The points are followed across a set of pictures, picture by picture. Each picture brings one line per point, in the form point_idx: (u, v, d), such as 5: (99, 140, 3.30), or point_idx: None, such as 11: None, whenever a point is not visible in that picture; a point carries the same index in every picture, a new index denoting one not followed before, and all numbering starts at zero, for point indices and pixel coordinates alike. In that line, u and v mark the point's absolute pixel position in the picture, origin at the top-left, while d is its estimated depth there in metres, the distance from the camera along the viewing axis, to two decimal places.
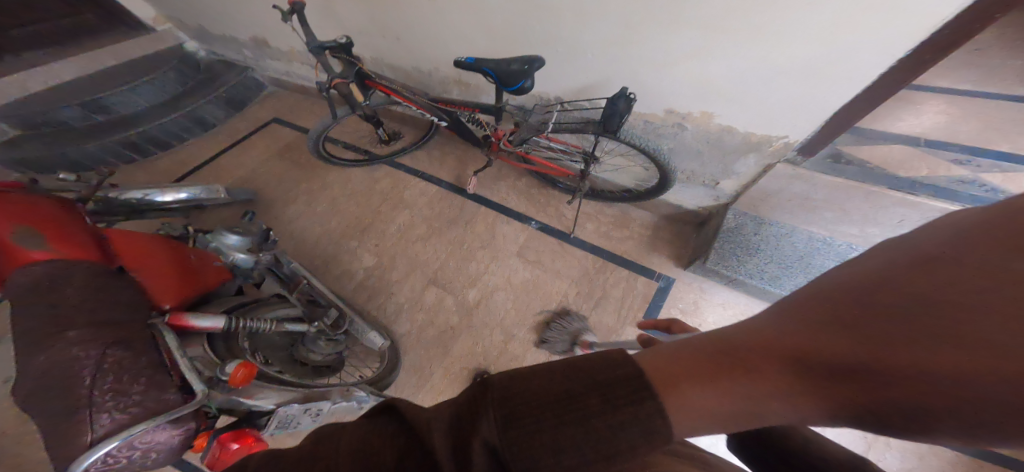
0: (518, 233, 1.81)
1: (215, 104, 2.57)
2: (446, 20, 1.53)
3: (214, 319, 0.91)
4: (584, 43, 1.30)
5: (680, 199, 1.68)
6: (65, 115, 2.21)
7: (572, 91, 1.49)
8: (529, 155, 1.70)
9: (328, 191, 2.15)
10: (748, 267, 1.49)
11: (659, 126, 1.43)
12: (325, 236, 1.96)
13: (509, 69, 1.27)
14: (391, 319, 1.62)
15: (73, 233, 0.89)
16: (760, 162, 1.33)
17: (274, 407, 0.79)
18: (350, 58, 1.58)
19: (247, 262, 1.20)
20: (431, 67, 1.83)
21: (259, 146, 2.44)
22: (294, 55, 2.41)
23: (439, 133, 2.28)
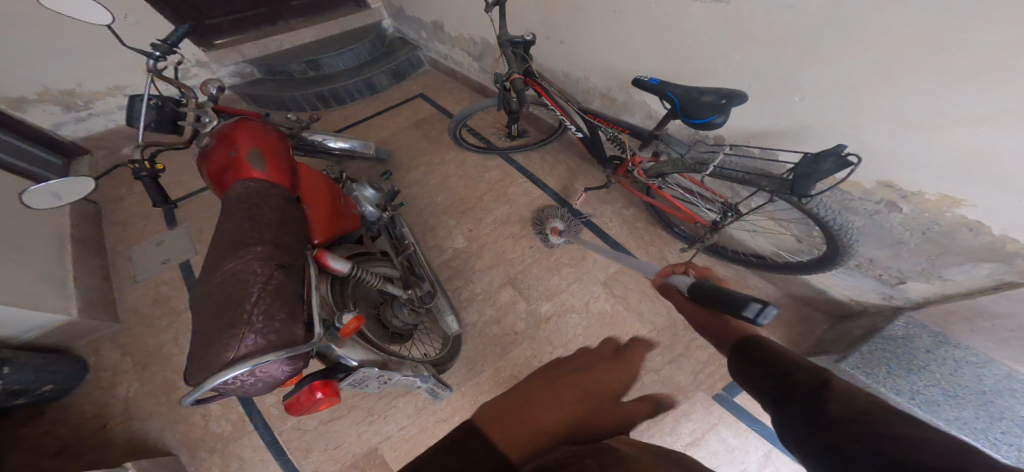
0: (611, 261, 1.69)
1: (386, 75, 2.93)
2: (625, 34, 1.50)
3: (343, 264, 1.04)
4: (799, 82, 1.09)
5: (829, 282, 1.38)
6: (292, 68, 2.84)
7: (743, 135, 1.34)
8: (658, 191, 1.55)
9: (444, 168, 2.31)
10: (899, 384, 1.11)
11: (854, 199, 1.15)
12: (429, 208, 2.11)
13: (701, 100, 1.16)
14: (462, 304, 1.66)
15: (282, 161, 1.10)
16: (994, 275, 0.98)
17: (357, 365, 0.88)
18: (525, 55, 1.69)
19: (372, 215, 1.45)
20: (583, 75, 1.83)
21: (402, 115, 2.75)
22: (459, 41, 2.63)
23: (559, 139, 2.27)
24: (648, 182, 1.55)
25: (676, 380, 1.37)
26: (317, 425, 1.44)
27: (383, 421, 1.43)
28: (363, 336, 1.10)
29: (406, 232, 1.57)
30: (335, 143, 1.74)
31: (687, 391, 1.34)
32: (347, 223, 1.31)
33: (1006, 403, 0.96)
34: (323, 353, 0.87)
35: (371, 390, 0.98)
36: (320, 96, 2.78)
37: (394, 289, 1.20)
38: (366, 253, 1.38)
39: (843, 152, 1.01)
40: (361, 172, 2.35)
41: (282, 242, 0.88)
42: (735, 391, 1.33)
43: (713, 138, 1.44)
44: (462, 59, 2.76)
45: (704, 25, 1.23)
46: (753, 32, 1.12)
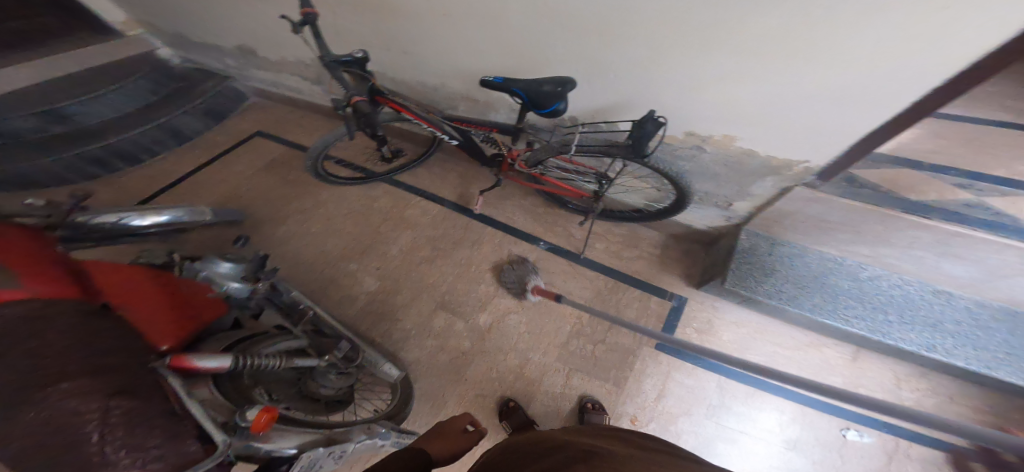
0: (528, 253, 1.78)
1: (192, 116, 2.47)
2: (459, 35, 1.54)
3: (222, 358, 0.84)
4: (610, 65, 1.32)
5: (690, 218, 1.70)
6: (17, 126, 2.03)
7: (589, 112, 1.52)
8: (543, 177, 1.70)
9: (323, 210, 2.07)
10: (765, 288, 1.44)
11: (677, 148, 1.44)
12: (322, 259, 1.87)
13: (542, 90, 1.28)
14: (399, 346, 1.55)
15: (47, 266, 0.76)
16: (777, 184, 1.37)
17: (298, 452, 0.76)
18: (364, 74, 1.59)
19: (241, 290, 1.20)
20: (439, 82, 1.83)
21: (242, 162, 2.34)
22: (284, 65, 2.34)
23: (440, 150, 2.25)
24: (531, 171, 1.67)
25: (624, 345, 1.53)
26: None
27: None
28: (293, 421, 0.96)
29: (298, 295, 1.37)
30: (143, 220, 1.32)
31: (635, 351, 1.52)
32: (201, 311, 1.10)
33: (832, 279, 1.42)
34: (243, 456, 0.70)
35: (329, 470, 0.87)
36: (93, 159, 2.11)
37: (305, 361, 1.10)
38: (254, 335, 1.18)
39: (653, 116, 1.26)
40: (209, 243, 1.94)
41: (104, 363, 0.66)
42: (670, 335, 1.55)
43: (569, 120, 1.60)
44: (297, 85, 2.47)
45: (523, 18, 1.33)
46: (563, 22, 1.27)
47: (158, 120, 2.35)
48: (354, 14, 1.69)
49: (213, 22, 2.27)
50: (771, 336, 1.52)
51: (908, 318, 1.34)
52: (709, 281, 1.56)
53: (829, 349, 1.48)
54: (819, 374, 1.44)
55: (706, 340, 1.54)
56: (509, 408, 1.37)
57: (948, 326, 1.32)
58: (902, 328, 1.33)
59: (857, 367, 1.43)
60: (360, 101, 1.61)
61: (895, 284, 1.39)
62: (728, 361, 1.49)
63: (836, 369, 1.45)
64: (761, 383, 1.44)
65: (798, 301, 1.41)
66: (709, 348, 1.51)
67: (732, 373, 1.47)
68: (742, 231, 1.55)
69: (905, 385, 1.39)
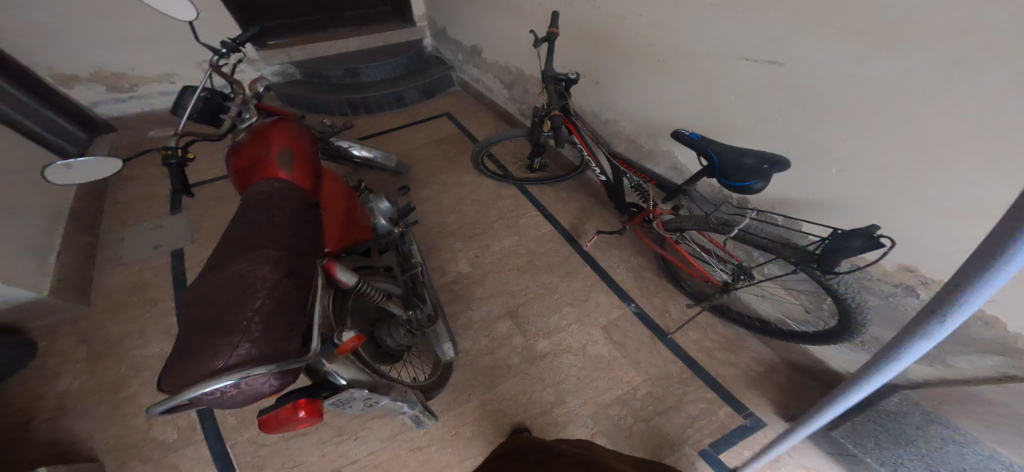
0: (614, 307, 1.67)
1: (416, 90, 3.09)
2: (664, 84, 1.52)
3: (351, 277, 0.98)
4: (836, 152, 1.07)
5: (827, 354, 1.35)
6: (331, 73, 3.03)
7: (767, 200, 1.36)
8: (674, 244, 1.53)
9: (459, 189, 2.37)
10: (880, 453, 1.13)
11: (873, 280, 1.13)
12: (439, 227, 2.14)
13: (742, 161, 1.15)
14: (458, 330, 1.64)
15: (309, 165, 1.18)
16: (999, 367, 0.96)
17: (344, 386, 0.85)
18: (564, 92, 1.72)
19: (384, 228, 1.46)
20: (613, 118, 1.90)
21: (426, 131, 2.86)
22: (494, 68, 2.75)
23: (576, 178, 2.33)
24: (665, 234, 1.54)
25: (666, 434, 1.32)
26: (277, 443, 1.39)
27: (352, 443, 1.38)
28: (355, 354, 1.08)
29: (416, 250, 1.52)
30: (359, 151, 1.85)
31: (674, 444, 1.29)
32: (358, 235, 1.32)
33: None
34: (314, 368, 0.85)
35: (353, 411, 0.93)
36: (351, 102, 2.94)
37: (394, 308, 1.18)
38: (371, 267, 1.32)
39: (874, 232, 0.98)
40: (375, 181, 2.43)
41: (296, 247, 0.91)
42: (722, 448, 1.28)
43: (738, 201, 1.47)
44: (495, 86, 2.88)
45: (749, 84, 1.22)
46: (800, 99, 1.09)
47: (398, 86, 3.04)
48: (576, 42, 1.87)
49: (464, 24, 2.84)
50: None
51: None
52: (814, 421, 1.26)
53: None
54: None
55: None
56: (517, 437, 1.31)
57: None
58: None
59: None
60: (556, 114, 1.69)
61: None
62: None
63: None
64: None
65: None
66: None
67: None
68: (895, 394, 1.11)
69: None
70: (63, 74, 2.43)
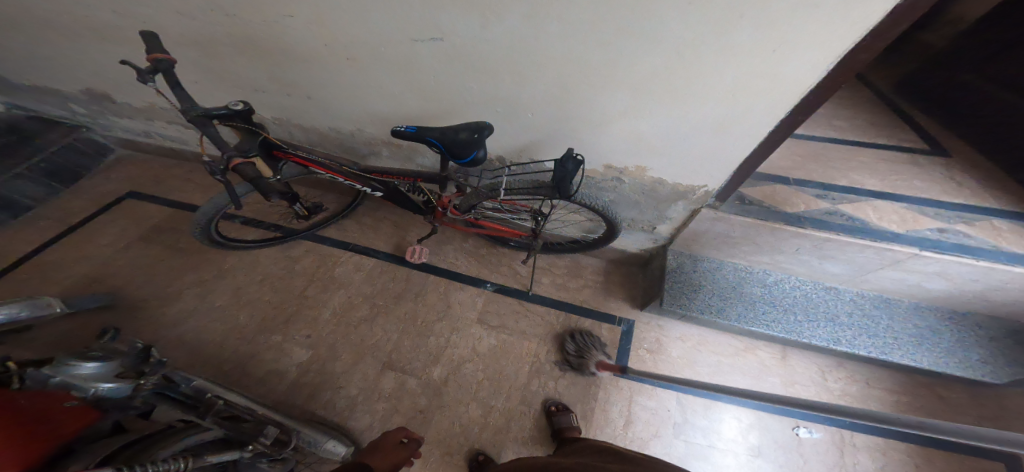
0: (476, 297, 1.76)
1: (29, 180, 2.03)
2: (370, 78, 1.54)
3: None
4: (525, 103, 1.42)
5: (623, 244, 1.88)
6: None
7: (515, 151, 1.65)
8: (479, 221, 1.79)
9: (232, 279, 1.83)
10: (697, 303, 1.65)
11: (600, 181, 1.63)
12: (237, 337, 1.63)
13: (459, 138, 1.36)
14: (346, 414, 1.41)
15: None
16: (690, 205, 1.57)
17: None
18: (251, 127, 1.47)
19: (122, 390, 0.99)
20: (355, 127, 1.83)
21: (113, 231, 1.99)
22: (161, 112, 2.04)
23: (367, 199, 2.18)
24: (466, 216, 1.77)
25: (583, 375, 1.57)
26: None
27: None
28: None
29: (206, 385, 1.21)
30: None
31: (597, 381, 1.56)
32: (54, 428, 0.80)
33: (746, 288, 1.69)
34: None
35: None
36: None
37: (225, 455, 0.91)
38: (159, 428, 0.97)
39: (573, 154, 1.40)
40: (60, 340, 1.56)
41: None
42: (626, 360, 1.63)
43: (499, 160, 1.72)
44: (183, 133, 2.17)
45: (435, 60, 1.37)
46: (476, 64, 1.33)
47: None
48: (244, 58, 1.60)
49: (52, 65, 1.89)
50: (711, 346, 1.71)
51: (812, 314, 1.63)
52: (649, 302, 1.75)
53: (762, 351, 1.71)
54: (760, 377, 1.63)
55: (658, 360, 1.65)
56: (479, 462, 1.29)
57: (841, 318, 1.61)
58: (802, 321, 1.61)
59: (787, 366, 1.67)
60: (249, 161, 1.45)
61: (795, 286, 1.69)
62: (680, 375, 1.61)
63: (771, 369, 1.66)
64: (714, 394, 1.57)
65: (725, 314, 1.63)
66: (662, 368, 1.62)
67: (689, 387, 1.58)
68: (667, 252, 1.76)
69: (830, 376, 1.65)
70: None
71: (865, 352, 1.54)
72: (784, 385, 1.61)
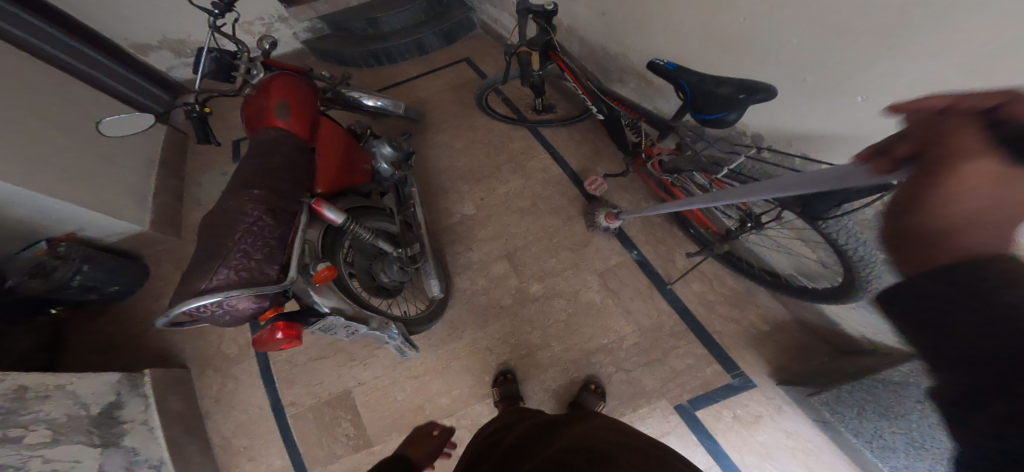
0: (614, 253, 1.61)
1: (435, 36, 2.83)
2: (667, 1, 1.32)
3: (338, 214, 1.07)
4: (855, 73, 0.90)
5: (845, 316, 1.23)
6: (353, 25, 2.85)
7: (782, 133, 1.17)
8: (672, 187, 1.47)
9: (471, 133, 2.26)
10: (860, 426, 1.05)
11: (889, 226, 0.98)
12: (447, 171, 2.09)
13: (716, 92, 1.05)
14: (457, 270, 1.67)
15: (307, 113, 1.19)
16: None
17: (326, 312, 0.94)
18: (545, 27, 1.56)
19: (386, 173, 1.46)
20: (618, 53, 1.70)
21: (445, 76, 2.70)
22: (511, 5, 2.48)
23: (591, 119, 2.14)
24: (664, 177, 1.45)
25: (644, 385, 1.34)
26: (306, 363, 1.53)
27: (361, 368, 1.50)
28: (341, 287, 1.17)
29: (415, 194, 1.51)
30: (369, 101, 1.71)
31: (651, 396, 1.32)
32: (357, 176, 1.36)
33: None
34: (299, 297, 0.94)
35: (340, 338, 1.04)
36: (373, 53, 2.79)
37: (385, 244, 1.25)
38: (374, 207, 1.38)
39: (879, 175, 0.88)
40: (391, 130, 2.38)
41: (279, 187, 0.97)
42: (699, 404, 1.28)
43: (751, 136, 1.27)
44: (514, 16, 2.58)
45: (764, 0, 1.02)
46: (809, 3, 0.92)
47: (415, 33, 2.79)
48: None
49: None
50: (816, 463, 1.17)
51: None
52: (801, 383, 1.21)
53: None
54: None
55: (734, 430, 1.24)
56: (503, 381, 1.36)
57: None
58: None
59: None
60: (526, 52, 1.61)
61: None
62: (738, 458, 1.21)
63: None
64: None
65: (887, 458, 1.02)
66: (729, 438, 1.23)
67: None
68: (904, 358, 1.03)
69: None
70: (136, 43, 2.37)
71: None
72: None
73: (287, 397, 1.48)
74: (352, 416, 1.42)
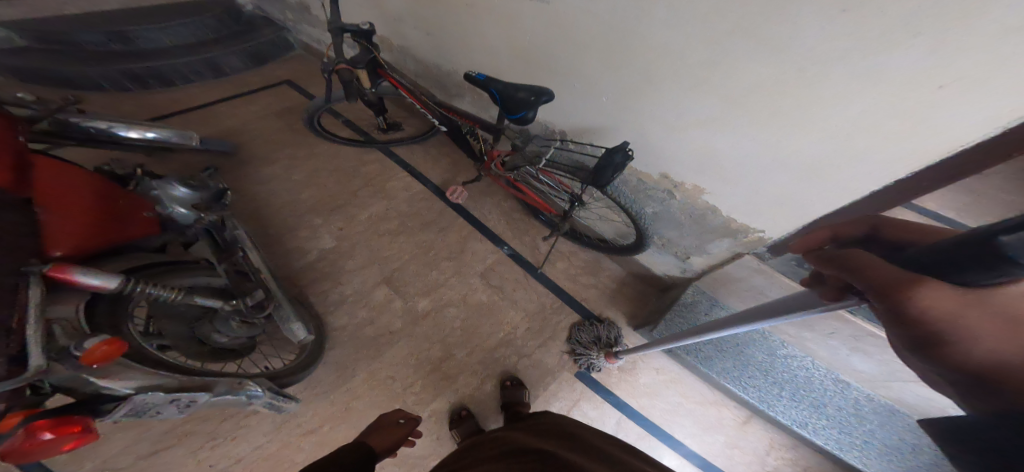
0: (489, 253, 1.74)
1: (238, 55, 2.48)
2: (479, 28, 1.54)
3: (107, 278, 0.78)
4: (601, 86, 1.30)
5: (650, 262, 1.69)
6: (84, 39, 2.13)
7: (575, 128, 1.50)
8: (518, 183, 1.68)
9: (314, 161, 2.05)
10: (686, 344, 1.47)
11: (650, 188, 1.43)
12: (293, 205, 1.84)
13: (517, 96, 1.27)
14: (329, 308, 1.50)
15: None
16: (733, 247, 1.35)
17: (132, 394, 0.73)
18: (369, 46, 1.59)
19: (186, 218, 1.13)
20: (451, 69, 1.85)
21: (264, 101, 2.36)
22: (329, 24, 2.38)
23: (439, 136, 2.25)
24: (507, 174, 1.64)
25: (546, 364, 1.49)
26: (135, 462, 1.11)
27: (231, 443, 1.19)
28: (157, 363, 0.90)
29: (242, 235, 1.23)
30: (129, 132, 1.28)
31: (554, 373, 1.48)
32: (127, 229, 1.03)
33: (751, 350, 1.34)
34: (65, 387, 0.67)
35: (167, 417, 0.83)
36: (131, 74, 2.16)
37: (207, 300, 0.97)
38: (178, 263, 1.09)
39: (626, 148, 1.25)
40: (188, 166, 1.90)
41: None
42: (593, 367, 1.51)
43: (558, 132, 1.58)
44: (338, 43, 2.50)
45: (537, 24, 1.34)
46: (571, 37, 1.27)
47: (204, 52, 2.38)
48: None
49: None
50: (684, 387, 1.51)
51: (799, 395, 1.29)
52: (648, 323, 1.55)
53: (727, 410, 1.47)
54: (707, 431, 1.43)
55: (623, 379, 1.51)
56: (456, 418, 1.30)
57: (829, 409, 1.24)
58: (787, 403, 1.31)
59: (742, 430, 1.42)
60: (344, 69, 1.62)
61: (802, 365, 1.27)
62: (636, 403, 1.45)
63: (723, 429, 1.43)
64: (651, 426, 1.41)
65: (709, 363, 1.43)
66: (623, 388, 1.47)
67: (635, 412, 1.43)
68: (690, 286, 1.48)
69: (774, 452, 1.39)
70: None
71: (823, 444, 1.26)
72: (726, 449, 1.39)
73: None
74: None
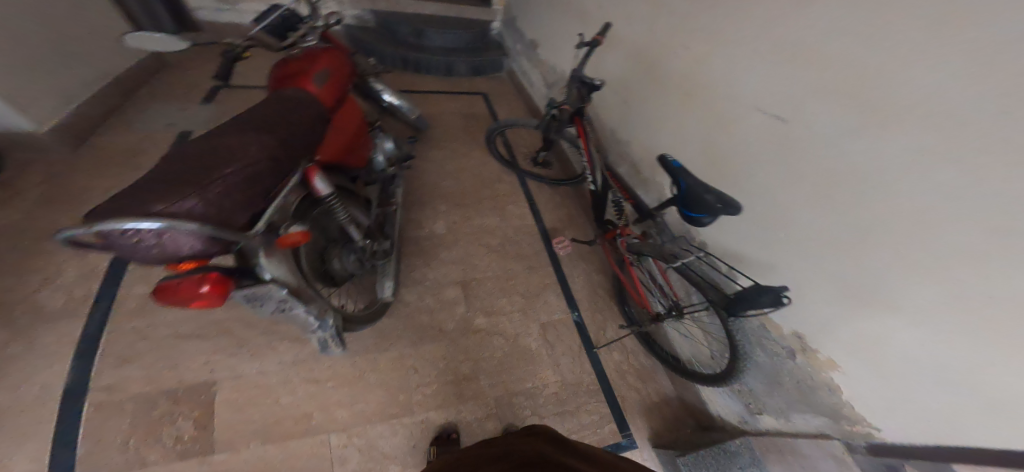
0: (560, 310, 1.72)
1: (466, 64, 3.07)
2: (681, 117, 1.55)
3: (326, 187, 1.09)
4: (778, 216, 1.16)
5: (710, 395, 1.48)
6: (398, 28, 3.02)
7: (720, 250, 1.39)
8: (630, 266, 1.58)
9: (466, 162, 2.38)
10: None
11: (767, 336, 1.23)
12: (431, 189, 2.16)
13: (702, 197, 1.18)
14: (406, 283, 1.69)
15: (340, 87, 1.25)
16: (821, 427, 1.13)
17: (267, 279, 0.93)
18: (585, 96, 1.77)
19: (380, 165, 1.51)
20: (627, 139, 1.92)
21: (461, 102, 2.86)
22: (545, 66, 2.71)
23: (573, 187, 2.35)
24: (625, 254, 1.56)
25: None
26: (171, 336, 1.39)
27: (243, 359, 1.39)
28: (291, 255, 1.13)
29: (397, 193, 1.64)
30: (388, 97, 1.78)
31: None
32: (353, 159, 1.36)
33: None
34: (247, 254, 0.90)
35: (263, 312, 1.01)
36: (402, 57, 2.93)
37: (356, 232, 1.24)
38: (350, 193, 1.37)
39: (781, 291, 1.05)
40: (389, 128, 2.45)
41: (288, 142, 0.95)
42: None
43: (697, 240, 1.49)
44: (539, 82, 2.85)
45: (757, 135, 1.22)
46: (774, 158, 1.16)
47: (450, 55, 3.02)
48: (623, 58, 1.87)
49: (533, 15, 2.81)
50: None
51: None
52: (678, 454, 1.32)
53: None
54: None
55: None
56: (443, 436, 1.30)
57: None
58: None
59: None
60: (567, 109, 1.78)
61: None
62: None
63: None
64: None
65: None
66: None
67: None
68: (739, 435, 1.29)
69: None
70: None
71: None
72: None
73: (105, 380, 1.26)
74: (198, 414, 1.25)
